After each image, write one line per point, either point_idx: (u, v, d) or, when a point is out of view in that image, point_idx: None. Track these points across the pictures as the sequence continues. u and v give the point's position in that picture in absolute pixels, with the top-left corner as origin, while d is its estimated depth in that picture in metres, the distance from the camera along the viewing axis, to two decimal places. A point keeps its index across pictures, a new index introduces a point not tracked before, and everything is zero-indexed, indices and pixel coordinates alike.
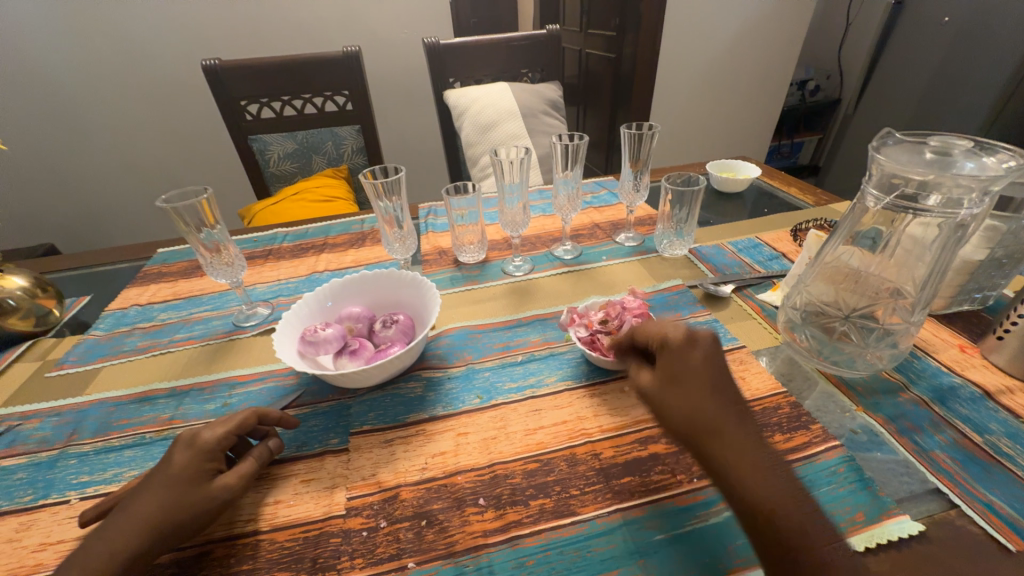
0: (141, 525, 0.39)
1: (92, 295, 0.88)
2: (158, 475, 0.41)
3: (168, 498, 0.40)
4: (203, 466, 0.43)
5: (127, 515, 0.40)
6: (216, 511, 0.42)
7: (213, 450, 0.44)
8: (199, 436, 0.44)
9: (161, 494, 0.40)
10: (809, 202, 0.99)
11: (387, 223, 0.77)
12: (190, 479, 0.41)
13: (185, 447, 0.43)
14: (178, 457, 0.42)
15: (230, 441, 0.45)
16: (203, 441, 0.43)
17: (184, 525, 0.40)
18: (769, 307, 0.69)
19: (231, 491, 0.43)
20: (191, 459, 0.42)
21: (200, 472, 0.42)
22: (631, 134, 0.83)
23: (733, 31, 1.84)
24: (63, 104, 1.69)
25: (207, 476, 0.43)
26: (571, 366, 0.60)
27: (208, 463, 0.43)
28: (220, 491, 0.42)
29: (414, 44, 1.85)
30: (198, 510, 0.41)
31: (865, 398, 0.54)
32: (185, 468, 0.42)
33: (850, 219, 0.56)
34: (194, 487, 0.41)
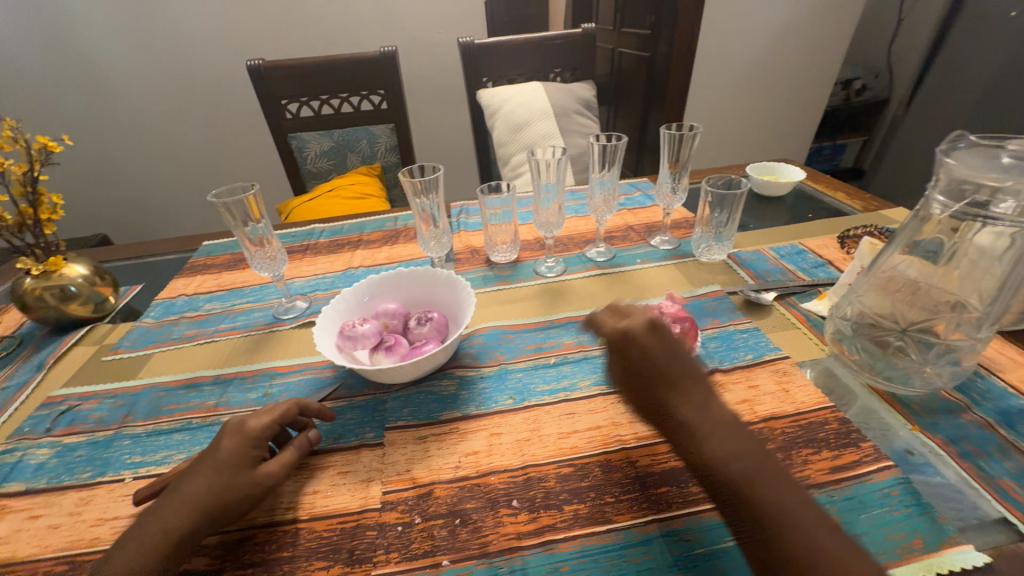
0: (194, 506, 0.40)
1: (144, 284, 0.93)
2: (207, 459, 0.43)
3: (216, 482, 0.42)
4: (249, 453, 0.44)
5: (177, 495, 0.41)
6: (259, 498, 0.43)
7: (258, 437, 0.46)
8: (246, 424, 0.46)
9: (211, 477, 0.42)
10: (858, 208, 0.94)
11: (423, 221, 0.78)
12: (237, 464, 0.43)
13: (232, 433, 0.45)
14: (226, 443, 0.44)
15: (273, 430, 0.47)
16: (250, 429, 0.46)
17: (231, 508, 0.42)
18: (815, 317, 0.66)
19: (275, 478, 0.44)
20: (238, 445, 0.44)
21: (246, 458, 0.44)
22: (671, 135, 0.82)
23: (774, 28, 1.77)
24: (119, 102, 1.79)
25: (253, 462, 0.44)
26: (605, 370, 0.59)
27: (253, 450, 0.45)
28: (264, 478, 0.44)
29: (448, 43, 1.87)
30: (244, 495, 0.42)
31: (922, 418, 0.51)
32: (232, 454, 0.44)
33: (911, 228, 0.53)
34: (241, 472, 0.43)
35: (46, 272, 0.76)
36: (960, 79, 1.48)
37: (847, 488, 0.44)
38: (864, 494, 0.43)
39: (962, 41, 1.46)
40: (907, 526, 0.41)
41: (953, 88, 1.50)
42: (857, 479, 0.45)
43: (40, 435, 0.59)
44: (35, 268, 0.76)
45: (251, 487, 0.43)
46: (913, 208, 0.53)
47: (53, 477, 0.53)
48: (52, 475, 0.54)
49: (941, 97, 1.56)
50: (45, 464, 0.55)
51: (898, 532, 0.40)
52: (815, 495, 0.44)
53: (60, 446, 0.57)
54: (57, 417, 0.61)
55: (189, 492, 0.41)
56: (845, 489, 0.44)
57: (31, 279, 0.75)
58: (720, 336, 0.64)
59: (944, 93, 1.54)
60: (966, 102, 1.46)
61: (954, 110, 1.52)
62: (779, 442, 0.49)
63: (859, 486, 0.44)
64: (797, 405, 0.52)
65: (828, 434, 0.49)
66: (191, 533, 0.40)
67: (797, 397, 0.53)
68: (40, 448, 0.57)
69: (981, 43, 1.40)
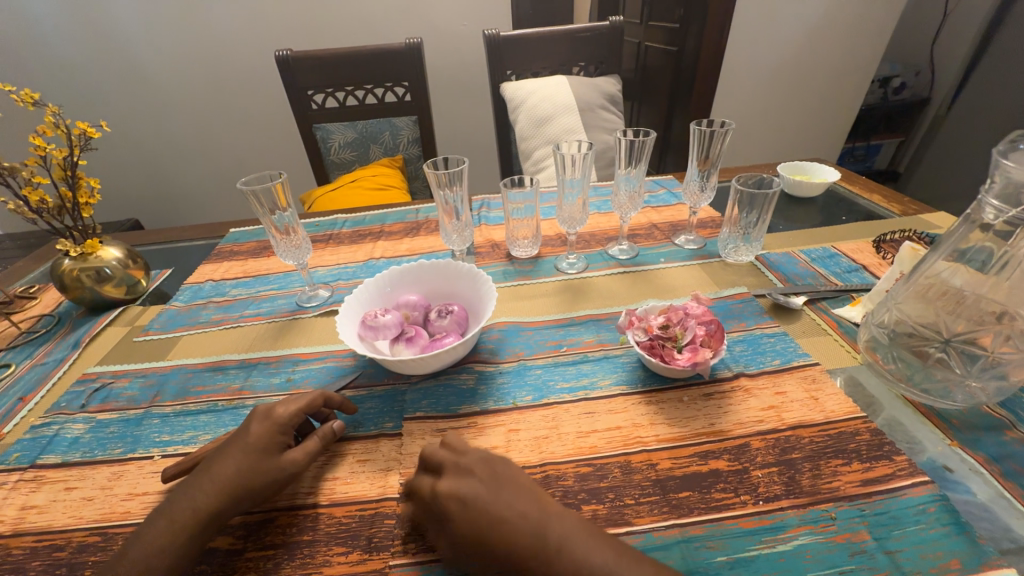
0: (223, 487, 0.42)
1: (173, 268, 0.96)
2: (237, 442, 0.45)
3: (243, 464, 0.43)
4: (276, 439, 0.46)
5: (208, 475, 0.43)
6: (283, 484, 0.44)
7: (284, 424, 0.47)
8: (274, 410, 0.48)
9: (239, 459, 0.44)
10: (896, 211, 0.90)
11: (446, 214, 0.78)
12: (263, 449, 0.45)
13: (262, 419, 0.47)
14: (255, 428, 0.46)
15: (299, 418, 0.48)
16: (278, 416, 0.47)
17: (256, 490, 0.43)
18: (847, 323, 0.64)
19: (298, 465, 0.45)
20: (266, 431, 0.46)
21: (272, 444, 0.45)
22: (701, 131, 0.79)
23: (809, 23, 1.71)
24: (153, 90, 1.85)
25: (279, 448, 0.46)
26: (626, 370, 0.59)
27: (280, 436, 0.46)
28: (288, 465, 0.45)
29: (472, 36, 1.86)
30: (268, 480, 0.43)
31: (962, 433, 0.49)
32: (259, 439, 0.45)
33: (958, 234, 0.50)
34: (267, 457, 0.44)
35: (84, 253, 0.79)
36: (1006, 80, 1.41)
37: (880, 502, 0.42)
38: (897, 509, 0.42)
39: (1012, 38, 1.38)
40: (944, 545, 0.39)
41: (1000, 88, 1.43)
42: (890, 493, 0.43)
43: (75, 410, 0.61)
44: (74, 250, 0.78)
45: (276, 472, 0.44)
46: (963, 212, 0.50)
47: (87, 451, 0.55)
48: (86, 449, 0.56)
49: (987, 98, 1.48)
50: (80, 438, 0.57)
51: (934, 551, 0.39)
52: (845, 507, 0.42)
53: (93, 422, 0.59)
54: (91, 394, 0.64)
55: (218, 472, 0.43)
56: (877, 503, 0.42)
57: (70, 260, 0.78)
58: (747, 339, 0.62)
59: (991, 93, 1.46)
60: (1011, 105, 1.40)
61: (1001, 110, 1.44)
62: (807, 450, 0.47)
63: (892, 501, 0.42)
64: (827, 414, 0.51)
65: (859, 444, 0.47)
66: (218, 513, 0.41)
67: (827, 405, 0.51)
68: (75, 423, 0.59)
69: None
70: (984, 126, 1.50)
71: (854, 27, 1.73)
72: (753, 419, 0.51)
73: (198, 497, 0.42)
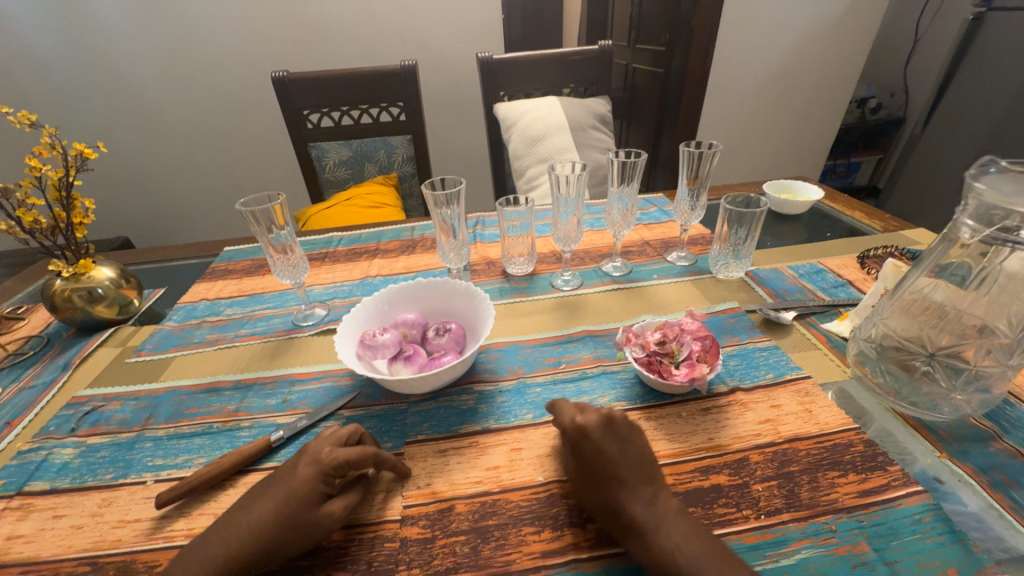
0: (258, 533, 0.41)
1: (166, 287, 0.95)
2: (282, 485, 0.44)
3: (280, 513, 0.42)
4: (317, 489, 0.43)
5: (245, 517, 0.43)
6: (315, 538, 0.42)
7: (328, 473, 0.44)
8: (321, 453, 0.46)
9: (277, 506, 0.42)
10: (878, 228, 0.93)
11: (444, 232, 0.79)
12: (303, 498, 0.42)
13: (309, 462, 0.45)
14: (302, 471, 0.44)
15: (346, 468, 0.45)
16: (325, 463, 0.44)
17: (288, 543, 0.41)
18: (836, 338, 0.65)
19: (334, 522, 0.43)
20: (310, 478, 0.44)
21: (314, 495, 0.43)
22: (690, 152, 0.82)
23: (789, 47, 1.79)
24: (148, 110, 1.86)
25: (319, 499, 0.43)
26: (625, 387, 0.59)
27: (321, 486, 0.44)
28: (323, 518, 0.42)
29: (465, 58, 1.90)
30: (302, 529, 0.41)
31: (951, 445, 0.50)
32: (304, 487, 0.43)
33: (938, 250, 0.53)
34: (304, 509, 0.42)
35: (76, 274, 0.78)
36: (974, 103, 1.49)
37: (876, 513, 0.43)
38: (895, 520, 0.43)
39: (979, 64, 1.46)
40: (941, 554, 0.40)
41: (970, 111, 1.51)
42: (885, 504, 0.44)
43: (65, 434, 0.60)
44: (66, 270, 0.78)
45: (310, 526, 0.42)
46: (941, 231, 0.53)
47: (77, 477, 0.54)
48: (75, 475, 0.54)
49: (957, 120, 1.56)
50: (69, 463, 0.56)
51: (932, 560, 0.39)
52: (844, 519, 0.43)
53: (84, 447, 0.58)
54: (81, 417, 0.62)
55: (255, 517, 0.42)
56: (875, 514, 0.43)
57: (62, 280, 0.77)
58: (741, 354, 0.63)
59: (960, 116, 1.54)
60: (980, 127, 1.47)
61: (972, 130, 1.51)
62: (804, 463, 0.48)
63: (888, 512, 0.43)
64: (821, 426, 0.52)
65: (853, 456, 0.48)
66: (252, 561, 0.41)
67: (821, 418, 0.53)
68: (65, 448, 0.58)
69: (996, 69, 1.41)
70: (955, 147, 1.57)
71: (831, 51, 1.81)
72: (750, 433, 0.52)
73: (229, 543, 0.41)
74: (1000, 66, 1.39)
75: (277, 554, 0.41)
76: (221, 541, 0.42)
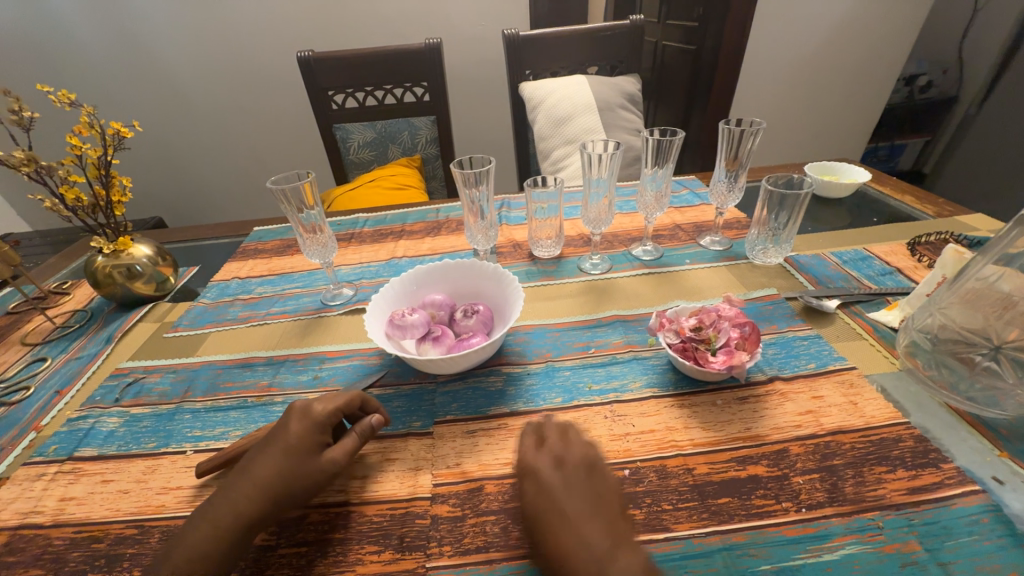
0: (265, 488, 0.42)
1: (200, 265, 0.98)
2: (277, 441, 0.45)
3: (284, 464, 0.43)
4: (315, 440, 0.45)
5: (248, 477, 0.43)
6: (320, 482, 0.44)
7: (324, 423, 0.46)
8: (311, 408, 0.47)
9: (279, 461, 0.43)
10: (930, 213, 0.87)
11: (471, 213, 0.78)
12: (303, 449, 0.44)
13: (299, 418, 0.46)
14: (294, 426, 0.45)
15: (337, 416, 0.48)
16: (316, 415, 0.46)
17: (296, 492, 0.43)
18: (883, 328, 0.62)
19: (338, 466, 0.45)
20: (306, 429, 0.45)
21: (312, 445, 0.45)
22: (730, 130, 0.78)
23: (834, 20, 1.67)
24: (178, 92, 1.89)
25: (317, 447, 0.45)
26: (657, 373, 0.58)
27: (317, 436, 0.46)
28: (325, 464, 0.45)
29: (490, 36, 1.85)
30: (308, 476, 0.43)
31: (1012, 443, 0.47)
32: (300, 440, 0.45)
33: (1008, 237, 0.48)
34: (306, 458, 0.44)
35: (116, 251, 0.80)
36: None
37: (929, 512, 0.41)
38: (949, 519, 0.40)
39: None
40: (1000, 557, 0.38)
41: None
42: (938, 503, 0.41)
43: (110, 404, 0.63)
44: (107, 246, 0.80)
45: (314, 473, 0.44)
46: (1017, 214, 0.48)
47: (122, 444, 0.56)
48: (120, 443, 0.57)
49: (1017, 98, 1.44)
50: (115, 431, 0.58)
51: (989, 563, 0.37)
52: (892, 516, 0.41)
53: (128, 416, 0.60)
54: (125, 388, 0.65)
55: (259, 476, 0.42)
56: (926, 513, 0.41)
57: (103, 257, 0.79)
58: (780, 342, 0.61)
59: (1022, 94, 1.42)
60: None
61: None
62: (848, 457, 0.46)
63: (942, 511, 0.41)
64: (867, 419, 0.49)
65: (903, 452, 0.46)
66: (265, 516, 0.42)
67: (866, 411, 0.50)
68: (110, 417, 0.60)
69: None
70: (1014, 128, 1.46)
71: (880, 23, 1.69)
72: (790, 424, 0.50)
73: (238, 501, 0.42)
74: None
75: (286, 503, 0.43)
76: (226, 499, 0.42)
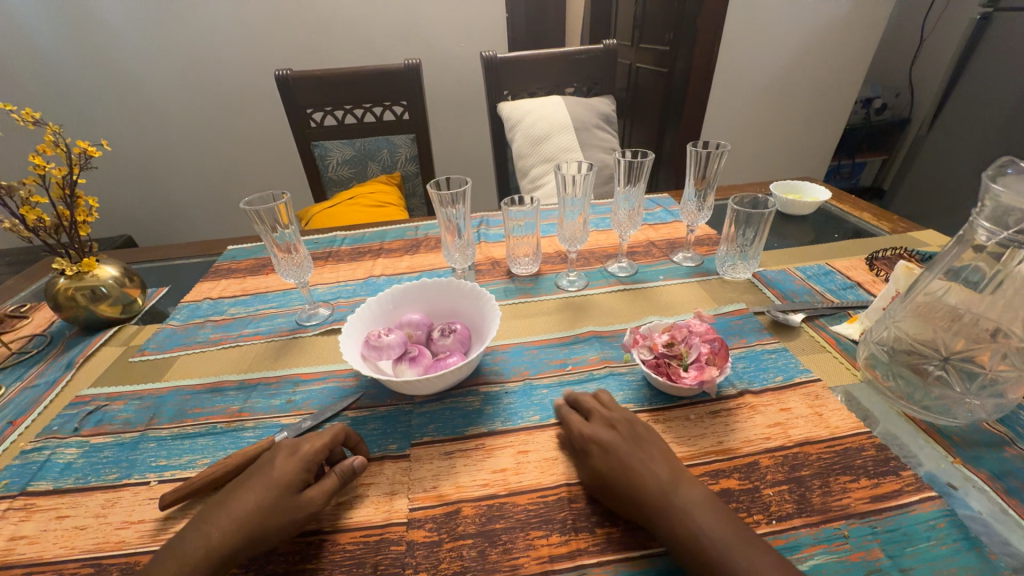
0: (241, 523, 0.41)
1: (170, 286, 0.95)
2: (262, 475, 0.44)
3: (264, 501, 0.42)
4: (299, 475, 0.45)
5: (225, 509, 0.42)
6: (298, 526, 0.42)
7: (310, 461, 0.46)
8: (301, 447, 0.47)
9: (260, 495, 0.43)
10: (886, 229, 0.92)
11: (448, 232, 0.78)
12: (285, 487, 0.43)
13: (288, 455, 0.46)
14: (281, 462, 0.45)
15: (324, 454, 0.47)
16: (304, 452, 0.46)
17: (272, 529, 0.41)
18: (845, 340, 0.65)
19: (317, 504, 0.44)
20: (291, 467, 0.45)
21: (296, 481, 0.44)
22: (698, 152, 0.81)
23: (795, 47, 1.77)
24: (151, 109, 1.86)
25: (300, 485, 0.44)
26: (632, 389, 0.59)
27: (303, 474, 0.45)
28: (305, 503, 0.43)
29: (469, 57, 1.90)
30: (284, 514, 0.42)
31: (964, 450, 0.49)
32: (285, 476, 0.44)
33: (951, 254, 0.52)
34: (287, 496, 0.43)
35: (80, 272, 0.78)
36: (982, 104, 1.48)
37: (890, 519, 0.42)
38: (909, 526, 0.42)
39: (987, 65, 1.46)
40: (956, 561, 0.39)
41: (976, 112, 1.50)
42: (898, 510, 0.43)
43: (68, 434, 0.60)
44: (69, 269, 0.77)
45: (292, 510, 0.42)
46: (957, 233, 0.52)
47: (80, 477, 0.54)
48: (78, 475, 0.54)
49: (963, 121, 1.55)
50: (73, 463, 0.56)
51: (947, 568, 0.39)
52: (857, 525, 0.42)
53: (87, 446, 0.58)
54: (85, 416, 0.62)
55: (237, 508, 0.42)
56: (888, 521, 0.42)
57: (65, 279, 0.77)
58: (749, 356, 0.63)
59: (967, 116, 1.53)
60: (989, 125, 1.46)
61: (980, 128, 1.49)
62: (815, 467, 0.47)
63: (902, 518, 0.43)
64: (832, 429, 0.51)
65: (865, 460, 0.48)
66: (235, 552, 0.40)
67: (831, 421, 0.52)
68: (68, 448, 0.58)
69: (1003, 69, 1.40)
70: (962, 147, 1.56)
71: (837, 50, 1.80)
72: (760, 436, 0.51)
73: (212, 536, 0.40)
74: (1007, 67, 1.39)
75: (262, 544, 0.41)
76: (200, 533, 0.41)
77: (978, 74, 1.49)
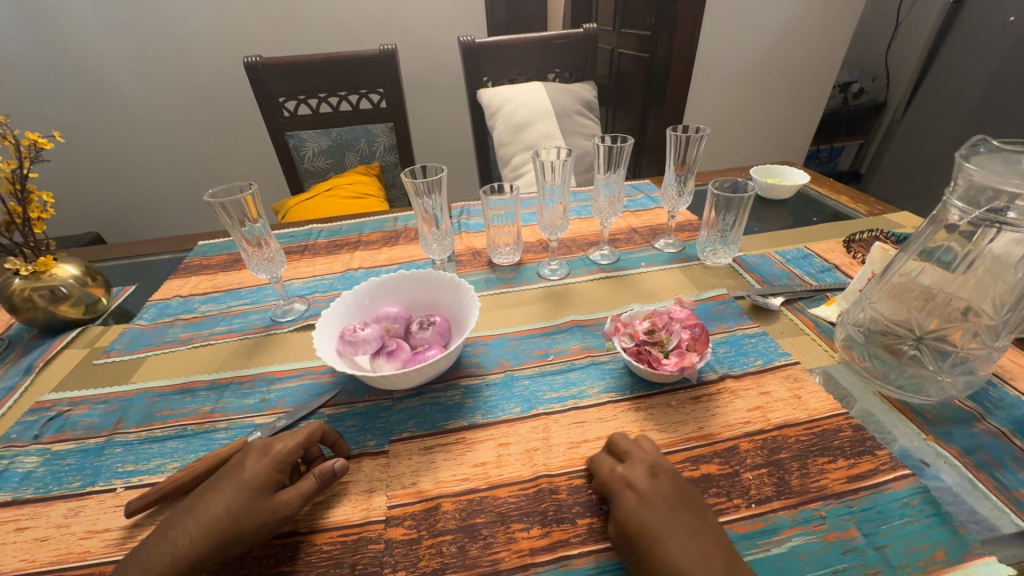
0: (209, 527, 0.39)
1: (137, 284, 0.91)
2: (231, 478, 0.43)
3: (234, 505, 0.41)
4: (272, 476, 0.43)
5: (193, 514, 0.40)
6: (272, 528, 0.41)
7: (284, 461, 0.44)
8: (273, 446, 0.45)
9: (229, 499, 0.41)
10: (863, 211, 0.93)
11: (426, 222, 0.77)
12: (257, 489, 0.42)
13: (260, 455, 0.44)
14: (252, 463, 0.43)
15: (298, 454, 0.46)
16: (277, 452, 0.45)
17: (242, 534, 0.40)
18: (823, 322, 0.66)
19: (291, 507, 0.42)
20: (262, 467, 0.43)
21: (268, 483, 0.43)
22: (677, 137, 0.80)
23: (777, 30, 1.76)
24: (113, 98, 1.77)
25: (273, 487, 0.43)
26: (614, 377, 0.58)
27: (276, 475, 0.43)
28: (277, 506, 0.42)
29: (449, 43, 1.85)
30: (255, 517, 0.40)
31: (936, 427, 0.50)
32: (256, 477, 0.43)
33: (926, 233, 0.52)
34: (259, 498, 0.42)
35: (36, 272, 0.74)
36: (956, 86, 1.50)
37: (866, 498, 0.43)
38: (883, 504, 0.43)
39: (961, 46, 1.47)
40: (929, 537, 0.40)
41: (951, 94, 1.52)
42: (875, 489, 0.44)
43: (28, 442, 0.57)
44: (25, 269, 0.73)
45: (264, 513, 0.41)
46: (931, 213, 0.52)
47: (41, 486, 0.51)
48: (39, 484, 0.51)
49: (937, 104, 1.57)
50: (33, 472, 0.53)
51: (920, 544, 0.40)
52: (834, 505, 0.43)
53: (48, 454, 0.55)
54: (46, 423, 0.59)
55: (205, 512, 0.40)
56: (864, 499, 0.43)
57: (21, 279, 0.73)
58: (729, 341, 0.63)
59: (942, 99, 1.56)
60: (962, 108, 1.49)
61: (954, 111, 1.52)
62: (793, 450, 0.48)
63: (877, 496, 0.43)
64: (810, 412, 0.51)
65: (842, 441, 0.48)
66: (204, 559, 0.39)
67: (810, 403, 0.52)
68: (28, 456, 0.55)
69: (978, 52, 1.42)
70: (938, 129, 1.58)
71: (818, 33, 1.80)
72: (740, 420, 0.51)
73: (178, 542, 0.39)
74: (981, 49, 1.41)
75: (233, 548, 0.40)
76: (166, 540, 0.39)
77: (952, 56, 1.51)
